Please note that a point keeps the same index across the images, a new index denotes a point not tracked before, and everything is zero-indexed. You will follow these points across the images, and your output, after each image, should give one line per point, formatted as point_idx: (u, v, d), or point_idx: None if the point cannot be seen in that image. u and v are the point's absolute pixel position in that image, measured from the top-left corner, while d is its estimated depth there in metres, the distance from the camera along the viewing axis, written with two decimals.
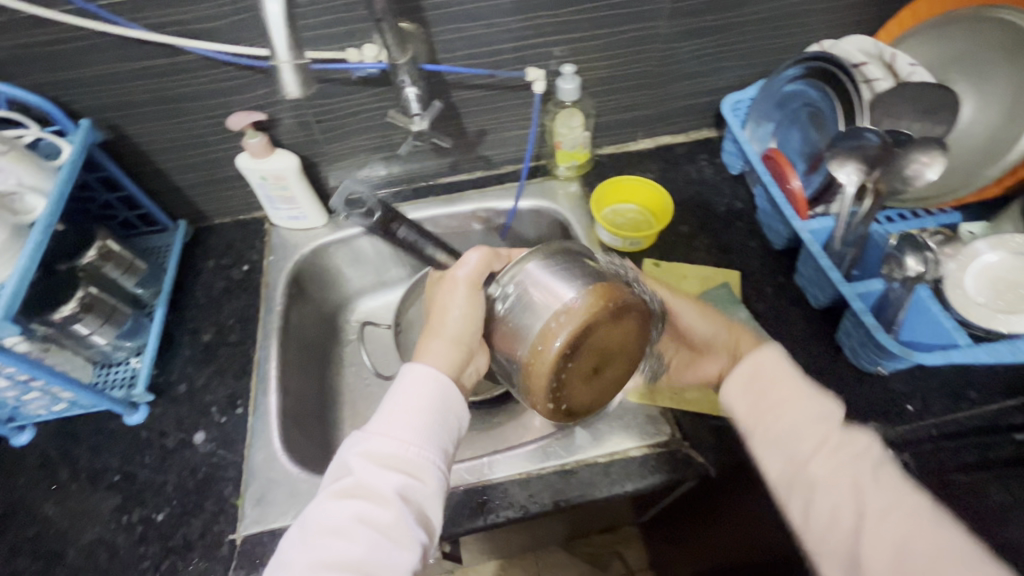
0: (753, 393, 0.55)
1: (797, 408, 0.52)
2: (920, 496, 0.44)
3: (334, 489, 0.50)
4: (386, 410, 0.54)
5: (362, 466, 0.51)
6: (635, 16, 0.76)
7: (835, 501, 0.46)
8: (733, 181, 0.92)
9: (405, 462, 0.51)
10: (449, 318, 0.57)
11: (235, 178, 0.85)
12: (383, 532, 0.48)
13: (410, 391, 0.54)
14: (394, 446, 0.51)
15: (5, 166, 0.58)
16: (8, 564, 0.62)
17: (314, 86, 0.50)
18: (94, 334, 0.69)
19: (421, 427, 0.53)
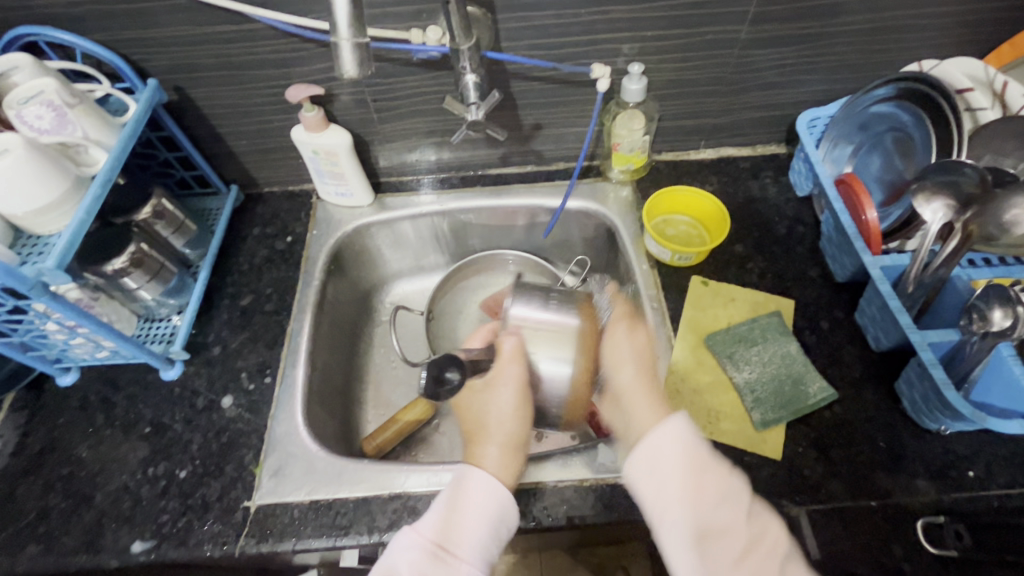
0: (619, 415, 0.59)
1: (718, 476, 0.52)
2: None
3: None
4: (438, 513, 0.56)
5: (410, 574, 0.52)
6: (717, 18, 0.71)
7: (726, 526, 0.50)
8: (799, 203, 0.86)
9: (453, 572, 0.52)
10: (491, 421, 0.60)
11: (289, 149, 0.86)
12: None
13: (466, 494, 0.56)
14: (447, 561, 0.52)
15: (73, 119, 0.59)
16: (41, 499, 0.66)
17: (370, 67, 0.49)
18: (141, 289, 0.71)
19: (477, 540, 0.54)
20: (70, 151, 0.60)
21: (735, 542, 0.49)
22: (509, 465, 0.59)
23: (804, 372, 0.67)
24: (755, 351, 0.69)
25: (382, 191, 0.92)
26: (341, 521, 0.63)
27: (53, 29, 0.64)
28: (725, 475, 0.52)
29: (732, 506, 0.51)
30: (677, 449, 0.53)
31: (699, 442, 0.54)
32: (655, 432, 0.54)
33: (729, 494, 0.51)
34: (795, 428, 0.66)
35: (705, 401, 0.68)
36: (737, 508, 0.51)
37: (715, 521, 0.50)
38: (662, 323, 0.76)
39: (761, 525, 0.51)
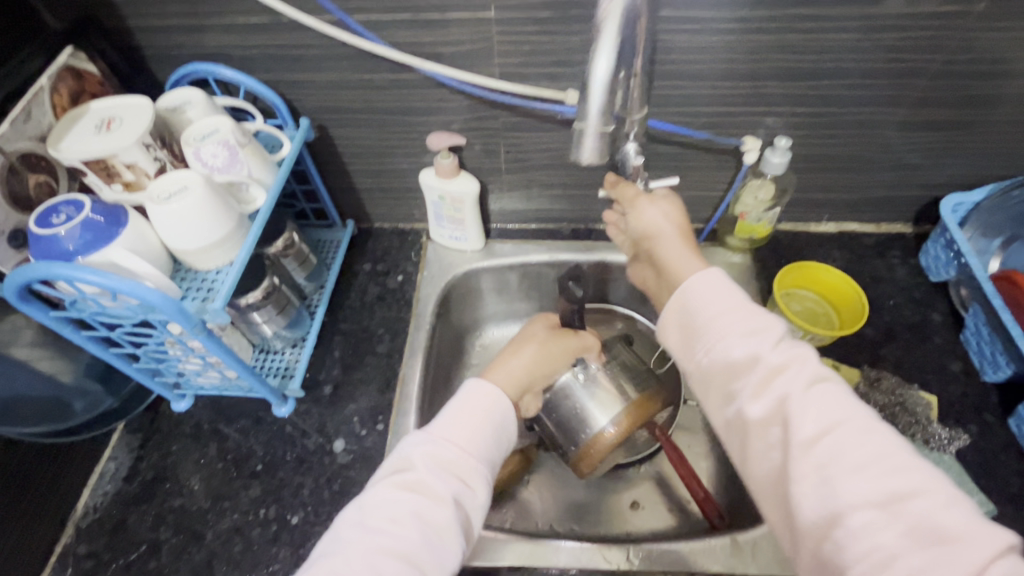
0: (710, 305, 0.51)
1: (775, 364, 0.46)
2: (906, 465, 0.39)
3: (394, 480, 0.50)
4: (453, 415, 0.56)
5: (425, 464, 0.51)
6: (875, 100, 0.70)
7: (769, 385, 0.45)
8: (931, 289, 0.82)
9: (461, 467, 0.52)
10: (523, 344, 0.68)
11: (410, 190, 0.86)
12: (436, 534, 0.48)
13: (477, 399, 0.57)
14: (458, 453, 0.53)
15: (242, 158, 0.60)
16: (152, 531, 0.64)
17: (608, 152, 0.48)
18: (265, 323, 0.71)
19: (485, 439, 0.55)
20: (233, 188, 0.60)
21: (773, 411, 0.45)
22: (512, 377, 0.64)
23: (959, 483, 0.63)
24: None
25: (492, 237, 0.92)
26: None
27: (217, 66, 0.65)
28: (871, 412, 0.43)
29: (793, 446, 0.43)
30: (716, 307, 0.51)
31: (733, 292, 0.51)
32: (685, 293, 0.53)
33: (769, 362, 0.46)
34: None
35: None
36: (789, 435, 0.43)
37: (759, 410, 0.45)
38: None
39: (852, 433, 0.41)
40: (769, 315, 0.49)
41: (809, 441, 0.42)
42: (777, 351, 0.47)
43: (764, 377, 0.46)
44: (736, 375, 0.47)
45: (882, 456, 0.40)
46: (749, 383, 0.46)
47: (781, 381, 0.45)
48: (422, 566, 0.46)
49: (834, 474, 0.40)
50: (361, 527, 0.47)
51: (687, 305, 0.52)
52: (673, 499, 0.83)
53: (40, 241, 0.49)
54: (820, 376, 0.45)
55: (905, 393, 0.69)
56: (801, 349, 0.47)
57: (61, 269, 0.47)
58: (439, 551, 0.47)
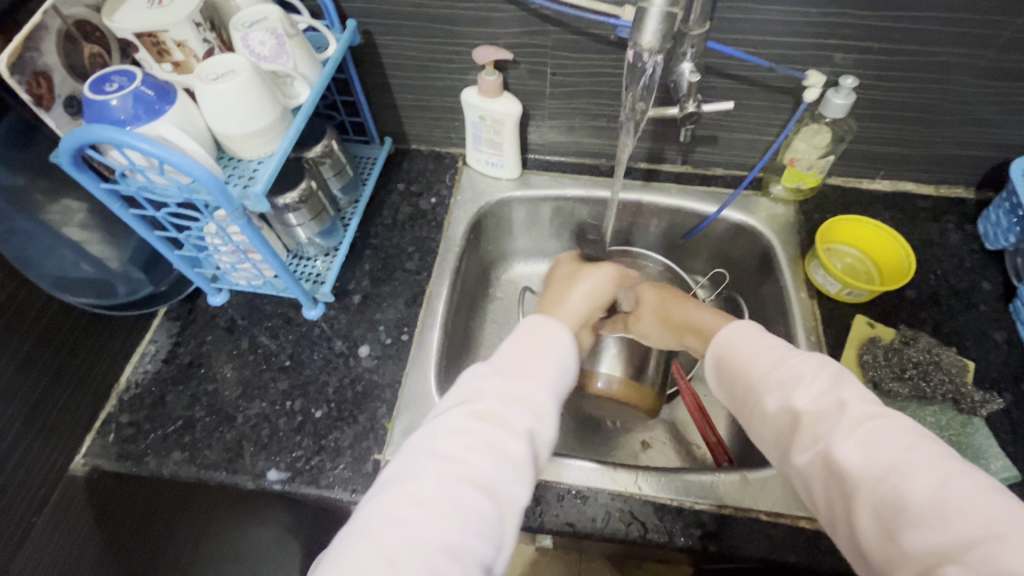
0: (745, 354, 0.51)
1: (797, 387, 0.47)
2: (920, 452, 0.40)
3: (465, 411, 0.49)
4: (511, 350, 0.54)
5: (496, 395, 0.50)
6: (956, 40, 0.65)
7: (795, 404, 0.46)
8: (985, 257, 0.78)
9: (533, 401, 0.51)
10: (578, 284, 0.66)
11: (449, 110, 0.85)
12: (511, 464, 0.47)
13: (545, 338, 0.55)
14: (529, 386, 0.51)
15: (288, 49, 0.59)
16: (187, 410, 0.68)
17: (667, 38, 0.52)
18: (300, 226, 0.71)
19: (552, 375, 0.53)
20: (278, 81, 0.60)
21: (801, 432, 0.45)
22: (576, 312, 0.63)
23: (985, 445, 0.62)
24: (929, 410, 0.64)
25: (529, 168, 0.90)
26: None
27: None
28: (925, 441, 0.41)
29: (852, 496, 0.41)
30: (741, 342, 0.52)
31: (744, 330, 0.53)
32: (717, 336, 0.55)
33: (788, 385, 0.47)
34: None
35: None
36: (847, 484, 0.41)
37: (795, 428, 0.46)
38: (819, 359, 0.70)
39: (911, 474, 0.39)
40: (807, 357, 0.49)
41: (865, 487, 0.40)
42: (812, 396, 0.46)
43: (807, 427, 0.45)
44: (780, 426, 0.47)
45: (945, 494, 0.37)
46: (795, 434, 0.45)
47: (799, 399, 0.46)
48: (498, 496, 0.45)
49: (899, 523, 0.38)
50: (430, 455, 0.46)
51: (722, 352, 0.53)
52: (681, 443, 0.83)
53: (93, 107, 0.50)
54: (867, 416, 0.42)
55: (942, 353, 0.66)
56: (841, 388, 0.45)
57: (113, 134, 0.48)
58: (512, 483, 0.46)
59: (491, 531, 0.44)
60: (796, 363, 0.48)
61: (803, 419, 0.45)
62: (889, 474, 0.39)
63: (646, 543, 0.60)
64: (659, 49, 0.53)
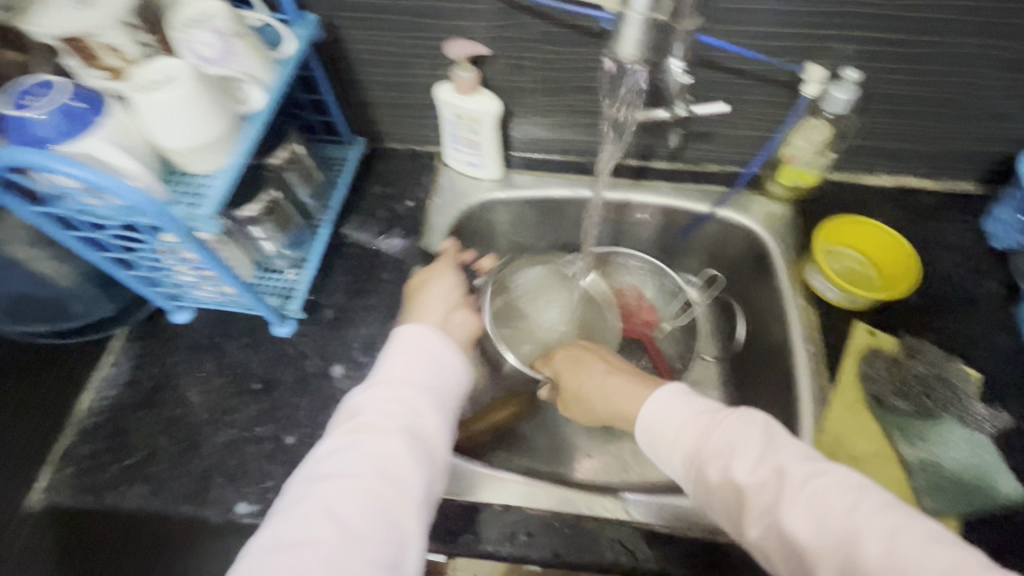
0: (670, 428, 0.50)
1: (738, 447, 0.45)
2: (872, 506, 0.39)
3: (345, 427, 0.47)
4: (386, 361, 0.52)
5: (375, 405, 0.48)
6: (969, 27, 0.59)
7: (735, 471, 0.44)
8: (991, 257, 0.74)
9: (411, 402, 0.49)
10: (435, 288, 0.63)
11: (424, 107, 0.79)
12: (392, 468, 0.45)
13: (414, 344, 0.53)
14: (403, 387, 0.49)
15: (237, 51, 0.53)
16: (151, 439, 0.64)
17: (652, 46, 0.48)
18: (265, 239, 0.66)
19: (427, 373, 0.51)
20: (228, 86, 0.54)
21: (755, 501, 0.43)
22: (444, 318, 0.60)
23: (990, 463, 0.59)
24: (932, 426, 0.61)
25: (511, 167, 0.85)
26: (452, 528, 0.59)
27: None
28: (874, 499, 0.40)
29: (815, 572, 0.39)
30: (670, 413, 0.50)
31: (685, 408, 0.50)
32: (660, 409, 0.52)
33: (732, 445, 0.45)
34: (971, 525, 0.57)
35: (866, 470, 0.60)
36: (813, 562, 0.39)
37: (742, 496, 0.43)
38: (819, 372, 0.66)
39: (862, 538, 0.38)
40: (733, 417, 0.47)
41: (824, 556, 0.39)
42: (751, 464, 0.44)
43: (752, 495, 0.43)
44: (722, 496, 0.45)
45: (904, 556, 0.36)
46: (741, 509, 0.44)
47: (741, 473, 0.44)
48: (385, 499, 0.43)
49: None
50: (312, 480, 0.44)
51: (656, 434, 0.50)
52: None
53: (14, 125, 0.45)
54: (807, 476, 0.42)
55: (947, 365, 0.63)
56: (776, 451, 0.44)
57: (35, 158, 0.43)
58: (399, 485, 0.44)
59: (384, 537, 0.42)
60: (731, 418, 0.47)
61: (744, 481, 0.44)
62: (845, 534, 0.38)
63: (636, 572, 0.57)
64: (643, 60, 0.48)
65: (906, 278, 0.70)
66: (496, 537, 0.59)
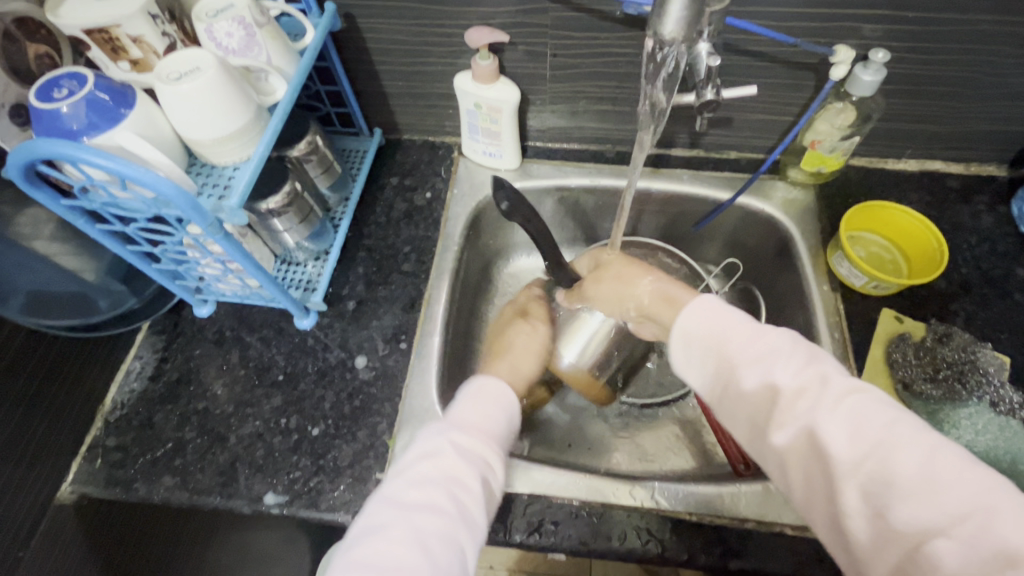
0: (715, 330, 0.46)
1: (776, 356, 0.43)
2: (908, 423, 0.36)
3: (424, 462, 0.46)
4: (463, 403, 0.53)
5: (454, 444, 0.48)
6: (1003, 4, 0.58)
7: (776, 375, 0.41)
8: (1020, 242, 0.73)
9: (483, 448, 0.49)
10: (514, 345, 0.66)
11: (441, 97, 0.79)
12: (471, 509, 0.45)
13: (490, 390, 0.54)
14: (479, 432, 0.50)
15: (260, 41, 0.53)
16: (177, 431, 0.65)
17: (690, 24, 0.46)
18: (287, 232, 0.66)
19: (496, 423, 0.52)
20: (250, 76, 0.54)
21: (795, 403, 0.40)
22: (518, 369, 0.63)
23: None
24: (964, 412, 0.60)
25: (529, 157, 0.84)
26: None
27: None
28: (904, 422, 0.36)
29: (834, 479, 0.37)
30: (710, 318, 0.47)
31: (722, 309, 0.47)
32: (682, 319, 0.48)
33: (779, 353, 0.43)
34: None
35: None
36: (829, 464, 0.37)
37: (784, 395, 0.41)
38: (844, 359, 0.66)
39: (897, 451, 0.35)
40: (782, 332, 0.44)
41: (848, 467, 0.36)
42: (797, 371, 0.41)
43: (788, 401, 0.40)
44: (761, 405, 0.42)
45: (932, 469, 0.34)
46: (773, 409, 0.41)
47: (795, 399, 0.40)
48: (461, 537, 0.43)
49: (885, 498, 0.35)
50: (395, 510, 0.43)
51: (696, 340, 0.47)
52: (695, 440, 0.78)
53: (42, 117, 0.45)
54: (851, 390, 0.39)
55: (978, 351, 0.62)
56: (819, 361, 0.41)
57: (66, 149, 0.43)
58: (472, 527, 0.44)
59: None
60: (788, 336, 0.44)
61: (785, 385, 0.41)
62: (867, 436, 0.36)
63: (664, 560, 0.57)
64: (683, 37, 0.47)
65: (933, 263, 0.69)
66: (523, 527, 0.58)
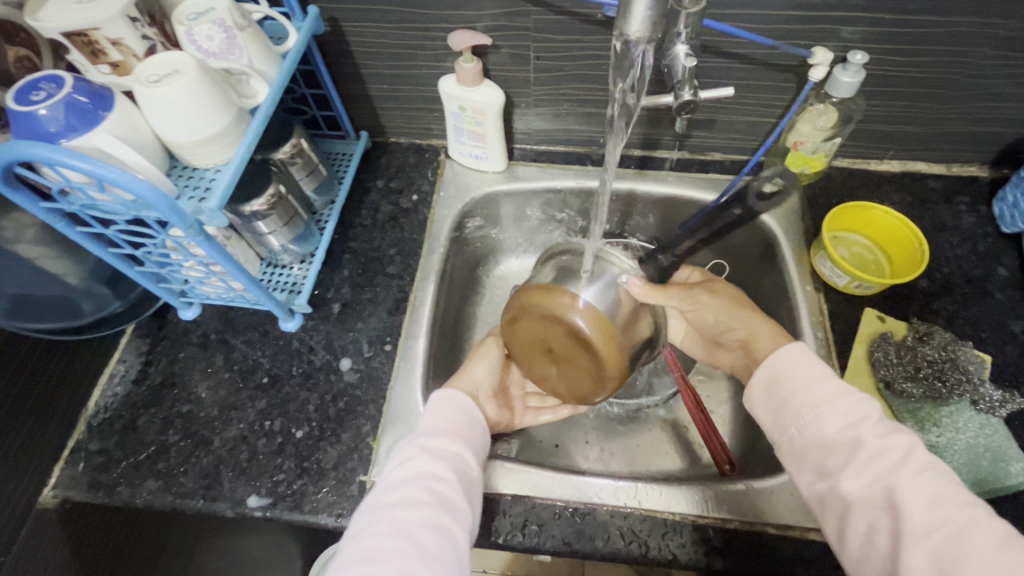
0: (799, 379, 0.53)
1: (860, 417, 0.48)
2: (974, 506, 0.41)
3: (406, 465, 0.49)
4: (434, 408, 0.56)
5: (432, 447, 0.51)
6: (978, 6, 0.59)
7: (859, 433, 0.47)
8: (1000, 241, 0.73)
9: (459, 448, 0.52)
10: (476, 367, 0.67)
11: (427, 100, 0.79)
12: (455, 504, 0.48)
13: (456, 392, 0.57)
14: (452, 434, 0.53)
15: (240, 43, 0.53)
16: (161, 434, 0.65)
17: (656, 24, 0.47)
18: (271, 234, 0.66)
19: (467, 424, 0.55)
20: (232, 79, 0.54)
21: (873, 464, 0.46)
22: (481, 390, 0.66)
23: (1003, 447, 0.58)
24: (945, 411, 0.61)
25: (515, 159, 0.85)
26: None
27: None
28: (970, 505, 0.42)
29: (904, 541, 0.42)
30: (800, 365, 0.53)
31: (815, 362, 0.53)
32: (770, 361, 0.55)
33: (864, 418, 0.48)
34: None
35: None
36: (901, 524, 0.43)
37: (860, 450, 0.47)
38: (827, 358, 0.66)
39: (967, 527, 0.40)
40: (866, 398, 0.50)
41: (920, 531, 0.42)
42: (879, 433, 0.47)
43: (865, 458, 0.46)
44: (835, 451, 0.48)
45: (1003, 549, 0.38)
46: (848, 461, 0.47)
47: (877, 462, 0.46)
48: (446, 530, 0.46)
49: (954, 564, 0.39)
50: (381, 509, 0.46)
51: (784, 385, 0.53)
52: (681, 441, 0.78)
53: (21, 119, 0.45)
54: (926, 465, 0.44)
55: (958, 349, 0.63)
56: (880, 430, 0.47)
57: (43, 151, 0.43)
58: (457, 520, 0.47)
59: (448, 561, 0.44)
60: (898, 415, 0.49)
61: (862, 441, 0.47)
62: (939, 508, 0.42)
63: (647, 560, 0.57)
64: (654, 38, 0.48)
65: (915, 262, 0.69)
66: (507, 528, 0.58)
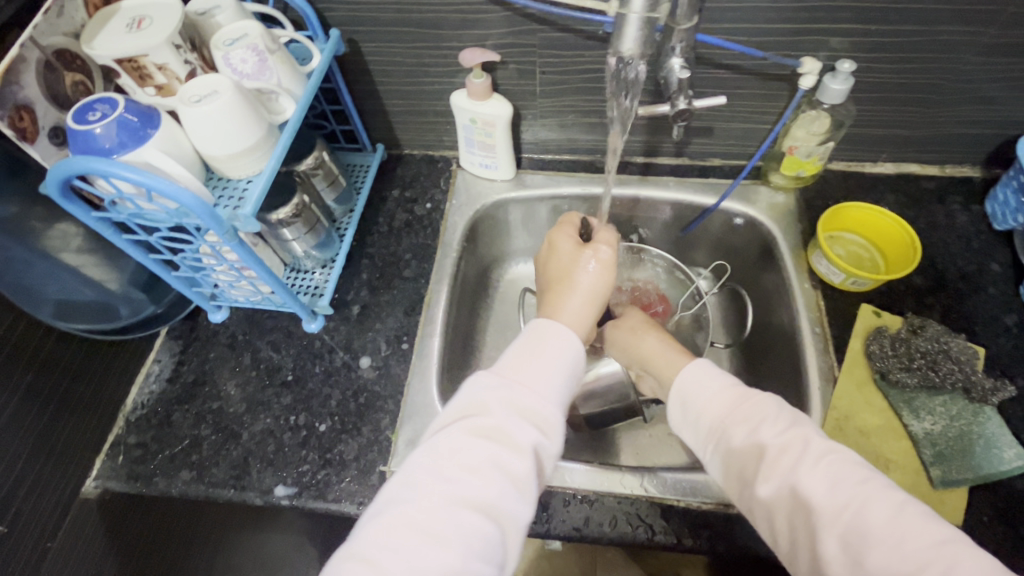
0: (703, 395, 0.53)
1: (762, 418, 0.49)
2: (875, 481, 0.42)
3: (468, 427, 0.46)
4: (513, 354, 0.52)
5: (500, 409, 0.48)
6: (958, 16, 0.62)
7: (761, 436, 0.48)
8: (993, 238, 0.76)
9: (538, 415, 0.49)
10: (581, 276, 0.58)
11: (439, 114, 0.84)
12: (516, 482, 0.45)
13: (550, 335, 0.53)
14: (531, 396, 0.49)
15: (271, 65, 0.58)
16: (194, 428, 0.69)
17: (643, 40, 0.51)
18: (295, 241, 0.71)
19: (554, 378, 0.51)
20: (262, 97, 0.59)
21: (774, 460, 0.46)
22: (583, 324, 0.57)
23: (995, 435, 0.61)
24: (939, 401, 0.63)
25: (524, 168, 0.89)
26: None
27: None
28: (873, 482, 0.42)
29: (816, 529, 0.42)
30: (702, 380, 0.54)
31: (717, 373, 0.54)
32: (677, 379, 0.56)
33: (769, 417, 0.49)
34: (979, 495, 0.59)
35: (873, 445, 0.62)
36: (812, 515, 0.43)
37: (768, 450, 0.47)
38: (825, 352, 0.69)
39: (867, 504, 0.41)
40: (765, 399, 0.50)
41: (828, 514, 0.42)
42: (776, 431, 0.47)
43: (771, 458, 0.46)
44: (747, 459, 0.48)
45: (898, 519, 0.40)
46: (759, 466, 0.47)
47: (778, 457, 0.46)
48: (495, 513, 0.43)
49: (861, 546, 0.40)
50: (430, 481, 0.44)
51: (693, 402, 0.53)
52: None
53: (78, 137, 0.50)
54: (825, 450, 0.45)
55: (951, 341, 0.65)
56: (795, 426, 0.47)
57: (99, 165, 0.48)
58: (514, 499, 0.44)
59: (494, 543, 0.42)
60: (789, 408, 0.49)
61: (765, 442, 0.47)
62: (841, 489, 0.42)
63: (654, 545, 0.60)
64: (642, 54, 0.52)
65: (909, 259, 0.72)
66: None
